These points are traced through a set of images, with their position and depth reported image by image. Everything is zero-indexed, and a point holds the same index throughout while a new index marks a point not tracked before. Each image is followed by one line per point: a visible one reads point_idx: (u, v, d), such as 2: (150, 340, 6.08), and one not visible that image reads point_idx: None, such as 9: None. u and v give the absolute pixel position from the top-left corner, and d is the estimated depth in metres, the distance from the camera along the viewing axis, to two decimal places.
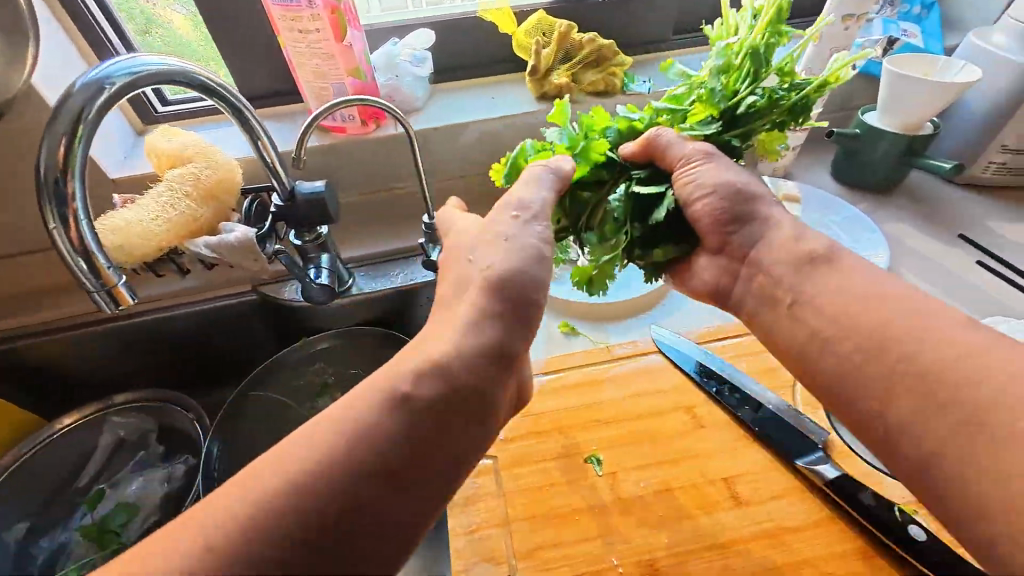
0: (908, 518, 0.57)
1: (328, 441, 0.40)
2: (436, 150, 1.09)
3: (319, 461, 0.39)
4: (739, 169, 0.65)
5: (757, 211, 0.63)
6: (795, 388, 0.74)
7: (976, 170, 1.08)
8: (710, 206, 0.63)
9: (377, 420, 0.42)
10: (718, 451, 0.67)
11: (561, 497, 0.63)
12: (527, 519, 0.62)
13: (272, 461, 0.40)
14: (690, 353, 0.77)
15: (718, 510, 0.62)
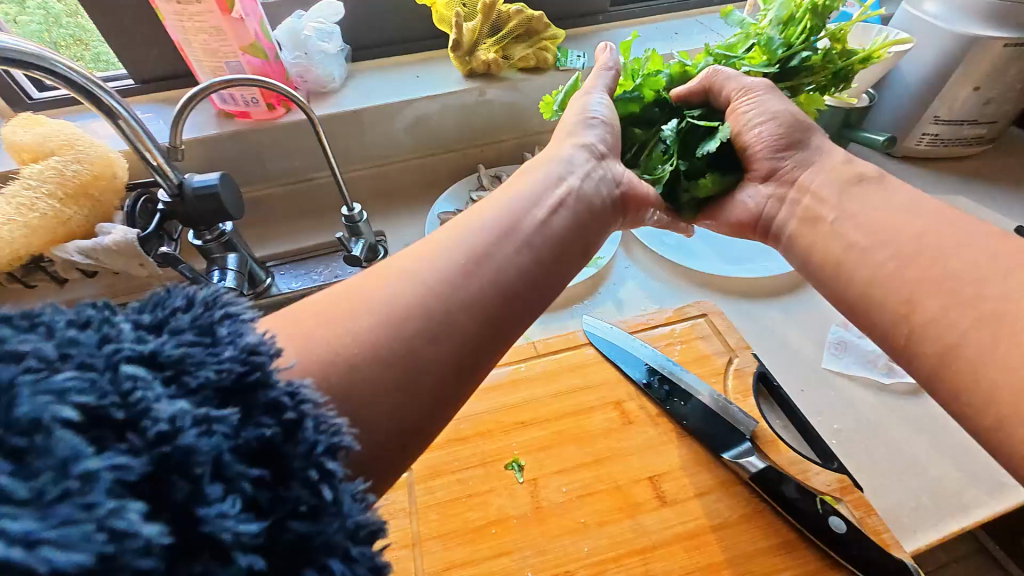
0: (828, 509, 0.54)
1: (417, 278, 0.40)
2: (356, 135, 1.01)
3: (414, 292, 0.39)
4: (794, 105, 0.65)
5: (806, 137, 0.61)
6: (726, 376, 0.72)
7: (911, 142, 1.06)
8: (766, 132, 0.61)
9: (465, 265, 0.42)
10: (645, 447, 0.64)
11: (478, 507, 0.59)
12: (441, 535, 0.58)
13: (366, 287, 0.39)
14: (620, 346, 0.74)
15: (642, 513, 0.58)
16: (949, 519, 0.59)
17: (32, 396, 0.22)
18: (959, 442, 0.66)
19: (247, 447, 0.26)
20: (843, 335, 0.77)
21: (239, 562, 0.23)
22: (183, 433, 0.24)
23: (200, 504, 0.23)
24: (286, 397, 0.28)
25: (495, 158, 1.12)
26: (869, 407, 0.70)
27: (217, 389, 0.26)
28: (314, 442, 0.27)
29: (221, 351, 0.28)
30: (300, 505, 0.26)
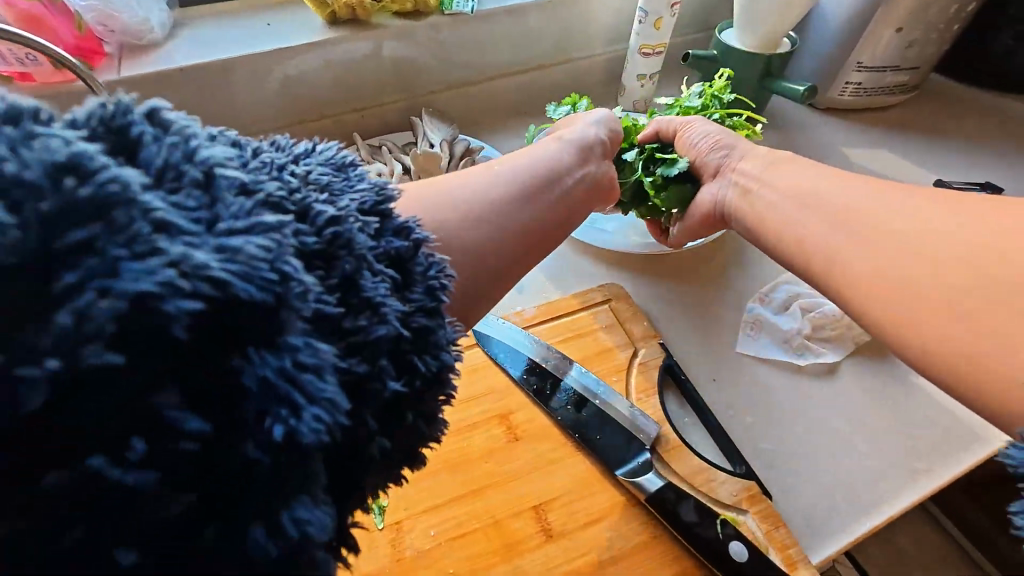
0: (729, 532, 0.48)
1: (509, 178, 0.45)
2: (192, 101, 0.80)
3: (474, 204, 0.42)
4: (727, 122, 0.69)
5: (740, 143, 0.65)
6: (629, 372, 0.62)
7: (834, 93, 0.98)
8: (702, 145, 0.67)
9: (529, 175, 0.46)
10: (531, 468, 0.54)
11: None
12: None
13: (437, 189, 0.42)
14: (508, 345, 0.62)
15: (523, 552, 0.49)
16: (858, 520, 0.54)
17: (211, 156, 0.27)
18: (878, 427, 0.60)
19: (383, 253, 0.32)
20: (758, 312, 0.69)
21: (390, 324, 0.29)
22: (347, 224, 0.30)
23: (362, 279, 0.30)
24: (410, 225, 0.34)
25: (381, 124, 0.94)
26: (782, 396, 0.63)
27: (362, 207, 0.32)
28: (430, 262, 0.33)
29: (355, 183, 0.33)
30: (417, 306, 0.32)
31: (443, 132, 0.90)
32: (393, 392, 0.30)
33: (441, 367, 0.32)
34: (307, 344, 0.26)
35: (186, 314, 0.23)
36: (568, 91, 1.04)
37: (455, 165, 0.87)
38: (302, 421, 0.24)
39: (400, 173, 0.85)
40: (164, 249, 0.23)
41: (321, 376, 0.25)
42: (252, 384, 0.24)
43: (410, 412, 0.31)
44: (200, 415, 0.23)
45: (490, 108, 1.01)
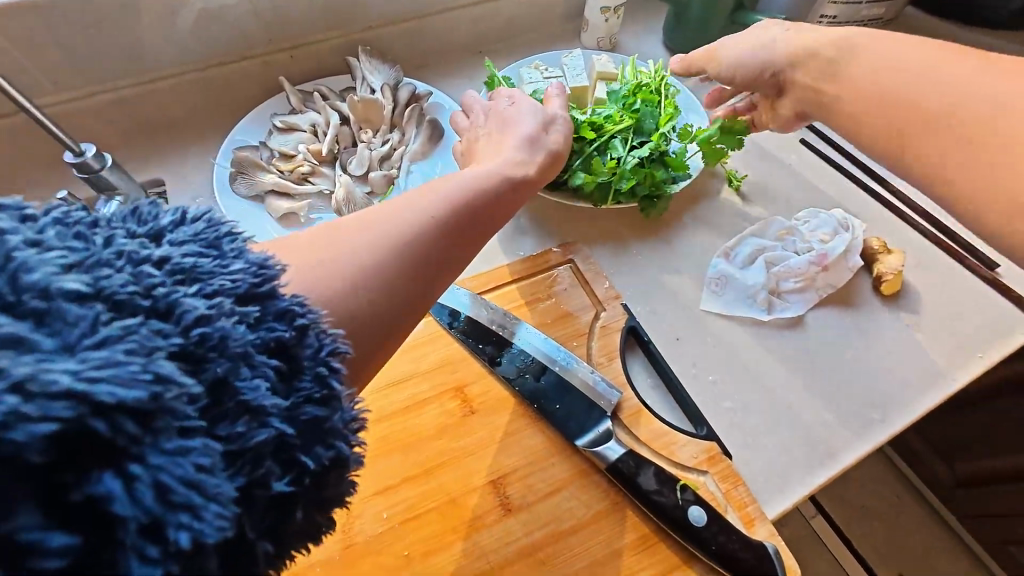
0: (689, 498, 0.47)
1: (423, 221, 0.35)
2: (78, 42, 0.67)
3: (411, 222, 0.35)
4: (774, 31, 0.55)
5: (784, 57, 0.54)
6: (591, 335, 0.59)
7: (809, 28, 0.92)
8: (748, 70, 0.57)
9: (466, 202, 0.39)
10: (488, 443, 0.52)
11: None
12: None
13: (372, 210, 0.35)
14: (463, 313, 0.57)
15: (480, 529, 0.48)
16: (816, 470, 0.55)
17: (41, 269, 0.22)
18: (837, 381, 0.60)
19: (263, 343, 0.26)
20: (723, 269, 0.66)
21: (272, 425, 0.25)
22: (218, 319, 0.25)
23: (235, 380, 0.25)
24: (297, 306, 0.28)
25: (316, 66, 0.83)
26: (746, 353, 0.61)
27: (235, 297, 0.26)
28: (325, 342, 0.28)
29: (230, 261, 0.27)
30: (305, 398, 0.27)
31: (385, 75, 0.80)
32: (279, 492, 0.25)
33: (336, 457, 0.27)
34: (202, 444, 0.23)
35: (41, 439, 0.20)
36: (526, 26, 0.94)
37: (399, 113, 0.78)
38: (206, 523, 0.22)
39: (337, 124, 0.76)
40: (5, 370, 0.19)
41: (216, 474, 0.23)
42: (128, 510, 0.21)
43: (299, 509, 0.26)
44: (68, 527, 0.20)
45: (440, 45, 0.90)
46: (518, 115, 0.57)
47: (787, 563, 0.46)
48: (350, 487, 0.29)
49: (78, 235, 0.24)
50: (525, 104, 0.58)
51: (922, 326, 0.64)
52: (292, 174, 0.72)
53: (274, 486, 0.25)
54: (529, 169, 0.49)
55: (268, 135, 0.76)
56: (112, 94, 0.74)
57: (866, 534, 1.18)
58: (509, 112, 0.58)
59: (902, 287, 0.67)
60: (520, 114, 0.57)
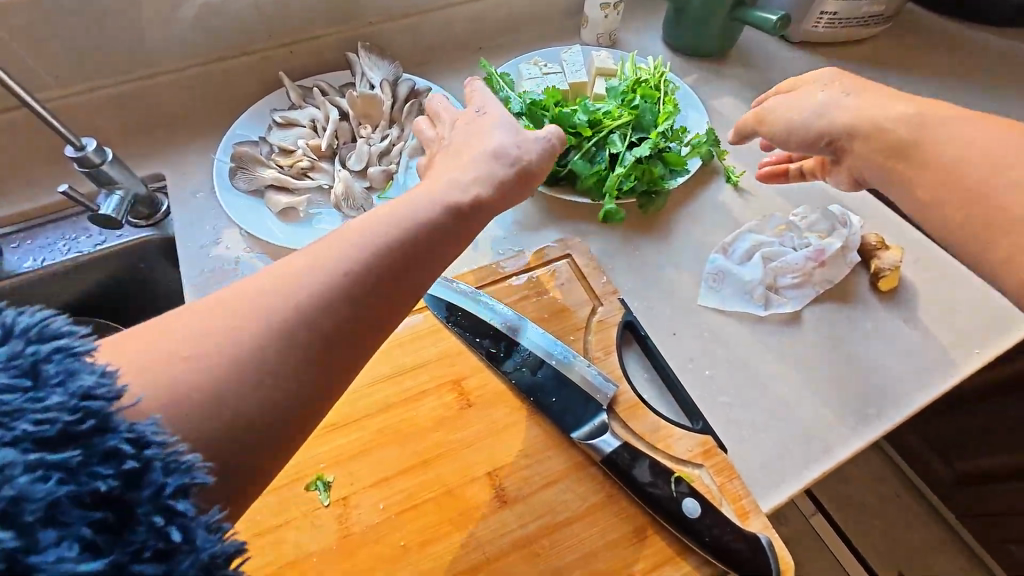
0: (683, 490, 0.47)
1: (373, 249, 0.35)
2: (80, 36, 0.68)
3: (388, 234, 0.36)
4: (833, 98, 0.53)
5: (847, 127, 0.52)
6: (589, 330, 0.59)
7: (809, 24, 0.92)
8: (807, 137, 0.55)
9: (446, 213, 0.40)
10: (484, 436, 0.52)
11: (300, 536, 0.47)
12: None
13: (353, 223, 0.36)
14: (461, 307, 0.57)
15: (477, 520, 0.48)
16: (810, 464, 0.55)
17: None
18: (832, 376, 0.60)
19: (80, 493, 0.24)
20: (721, 264, 0.66)
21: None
22: (8, 483, 0.23)
23: (32, 549, 0.23)
24: (128, 443, 0.26)
25: (316, 62, 0.83)
26: (742, 348, 0.62)
27: (42, 442, 0.25)
28: (162, 480, 0.26)
29: (47, 393, 0.25)
30: (138, 548, 0.25)
31: (385, 70, 0.80)
32: None
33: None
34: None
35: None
36: (526, 21, 0.94)
37: (399, 109, 0.79)
38: None
39: (337, 119, 0.76)
40: None
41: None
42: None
43: None
44: None
45: (440, 40, 0.90)
46: (484, 125, 0.52)
47: (781, 555, 0.46)
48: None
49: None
50: (496, 115, 0.53)
51: (920, 322, 0.64)
52: (291, 169, 0.72)
53: None
54: (469, 197, 0.43)
55: (268, 130, 0.76)
56: (113, 89, 0.74)
57: (865, 532, 1.18)
58: (479, 119, 0.53)
59: (900, 283, 0.67)
60: (487, 125, 0.52)
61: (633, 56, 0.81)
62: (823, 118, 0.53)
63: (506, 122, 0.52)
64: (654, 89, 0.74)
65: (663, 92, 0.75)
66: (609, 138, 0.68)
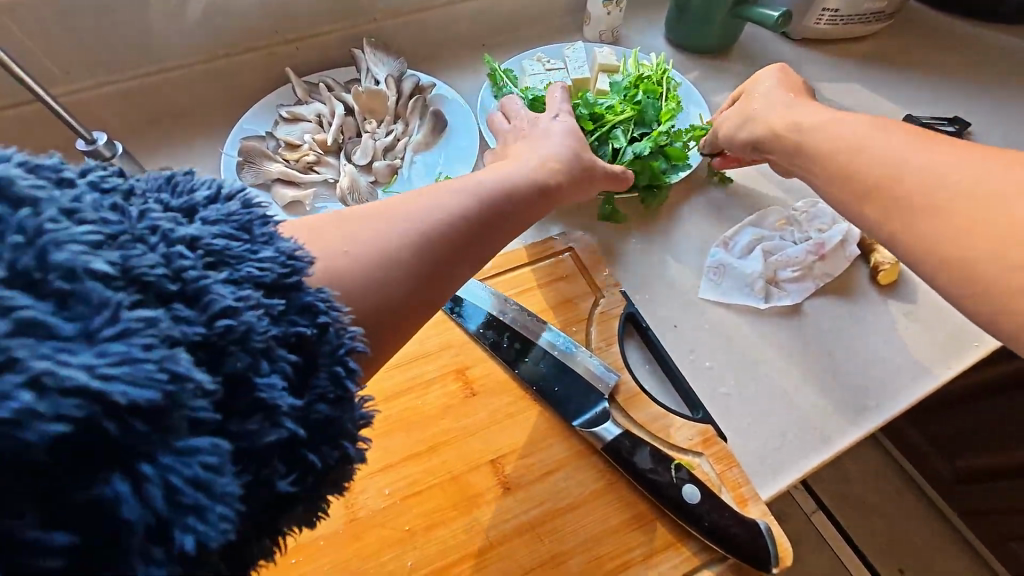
0: (683, 476, 0.48)
1: (379, 257, 0.34)
2: (92, 32, 0.69)
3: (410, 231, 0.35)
4: (778, 99, 0.59)
5: (780, 119, 0.57)
6: (590, 321, 0.60)
7: (811, 21, 0.93)
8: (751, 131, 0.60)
9: (466, 212, 0.39)
10: (487, 423, 0.53)
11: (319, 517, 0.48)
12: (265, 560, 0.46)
13: (373, 215, 0.36)
14: (465, 298, 0.58)
15: (479, 505, 0.49)
16: (809, 454, 0.56)
17: (71, 248, 0.23)
18: (833, 367, 0.61)
19: (285, 337, 0.27)
20: (722, 258, 0.67)
21: (284, 425, 0.26)
22: (244, 312, 0.26)
23: (255, 374, 0.26)
24: (321, 303, 0.29)
25: (321, 58, 0.84)
26: (742, 341, 0.62)
27: (261, 286, 0.27)
28: (343, 340, 0.29)
29: (258, 248, 0.29)
30: (320, 395, 0.28)
31: (390, 66, 0.81)
32: (284, 491, 0.27)
33: (342, 456, 0.29)
34: (209, 444, 0.24)
35: (50, 439, 0.21)
36: (529, 20, 0.94)
37: (404, 104, 0.79)
38: (208, 525, 0.23)
39: (342, 114, 0.77)
40: (23, 362, 0.21)
41: (223, 474, 0.24)
42: (135, 513, 0.22)
43: (299, 505, 0.28)
44: (70, 526, 0.21)
45: (444, 37, 0.90)
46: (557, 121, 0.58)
47: (778, 541, 0.47)
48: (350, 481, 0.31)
49: (116, 205, 0.26)
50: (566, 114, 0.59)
51: (919, 315, 0.65)
52: (297, 163, 0.73)
53: (279, 481, 0.26)
54: (541, 176, 0.48)
55: (274, 125, 0.77)
56: (124, 84, 0.76)
57: (866, 531, 1.18)
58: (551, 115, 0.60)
59: (900, 277, 0.67)
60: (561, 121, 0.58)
61: (637, 54, 0.82)
62: (760, 120, 0.59)
63: (573, 125, 0.57)
64: (657, 85, 0.74)
65: (666, 89, 0.75)
66: (610, 134, 0.69)
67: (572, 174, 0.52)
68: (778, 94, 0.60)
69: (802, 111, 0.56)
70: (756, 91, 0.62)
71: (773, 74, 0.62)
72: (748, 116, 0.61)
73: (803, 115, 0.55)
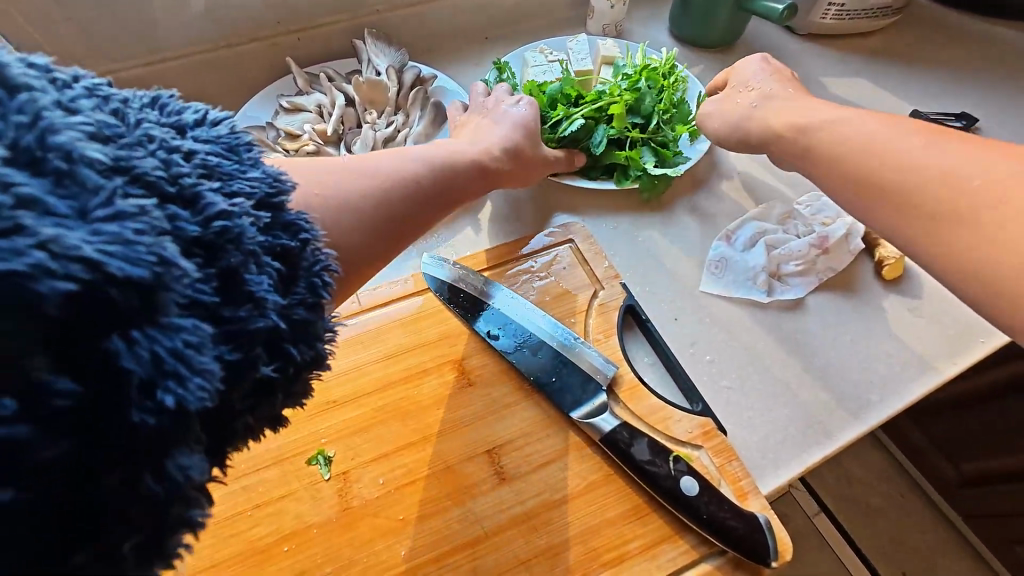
0: (682, 469, 0.47)
1: (342, 210, 0.35)
2: (93, 21, 0.69)
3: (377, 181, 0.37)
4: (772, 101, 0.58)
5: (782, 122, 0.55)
6: (588, 314, 0.59)
7: (817, 16, 0.92)
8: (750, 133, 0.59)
9: (434, 172, 0.42)
10: (484, 414, 0.52)
11: (313, 507, 0.47)
12: (258, 554, 0.45)
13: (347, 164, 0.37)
14: (462, 287, 0.58)
15: (475, 495, 0.48)
16: (811, 448, 0.55)
17: (67, 133, 0.22)
18: (837, 363, 0.60)
19: (268, 247, 0.28)
20: (723, 252, 0.66)
21: (269, 317, 0.27)
22: (236, 216, 0.27)
23: (244, 271, 0.26)
24: (302, 221, 0.30)
25: (322, 49, 0.84)
26: (743, 333, 0.62)
27: (251, 201, 0.28)
28: (320, 258, 0.30)
29: (248, 168, 0.29)
30: (299, 300, 0.29)
31: (391, 57, 0.80)
32: (265, 376, 0.27)
33: (316, 356, 0.30)
34: (193, 325, 0.23)
35: (61, 296, 0.20)
36: (531, 14, 0.94)
37: (405, 95, 0.79)
38: (192, 390, 0.23)
39: (343, 105, 0.77)
40: (29, 229, 0.20)
41: (205, 352, 0.24)
42: (133, 365, 0.22)
43: (278, 395, 0.29)
44: (75, 377, 0.21)
45: (446, 31, 0.90)
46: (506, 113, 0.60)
47: (778, 535, 0.46)
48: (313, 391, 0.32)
49: (112, 111, 0.26)
50: (523, 102, 0.61)
51: (925, 310, 0.64)
52: (298, 153, 0.73)
53: (263, 369, 0.27)
54: (496, 160, 0.52)
55: (275, 115, 0.77)
56: (122, 74, 0.75)
57: (868, 534, 1.17)
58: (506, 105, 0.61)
59: (904, 271, 0.66)
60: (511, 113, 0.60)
61: (643, 49, 0.81)
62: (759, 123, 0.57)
63: (527, 115, 0.60)
64: (660, 75, 0.73)
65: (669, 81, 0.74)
66: (601, 119, 0.69)
67: (512, 161, 0.55)
68: (774, 92, 0.59)
69: (799, 111, 0.55)
70: (748, 84, 0.62)
71: (763, 67, 0.63)
72: (749, 117, 0.59)
73: (803, 115, 0.54)
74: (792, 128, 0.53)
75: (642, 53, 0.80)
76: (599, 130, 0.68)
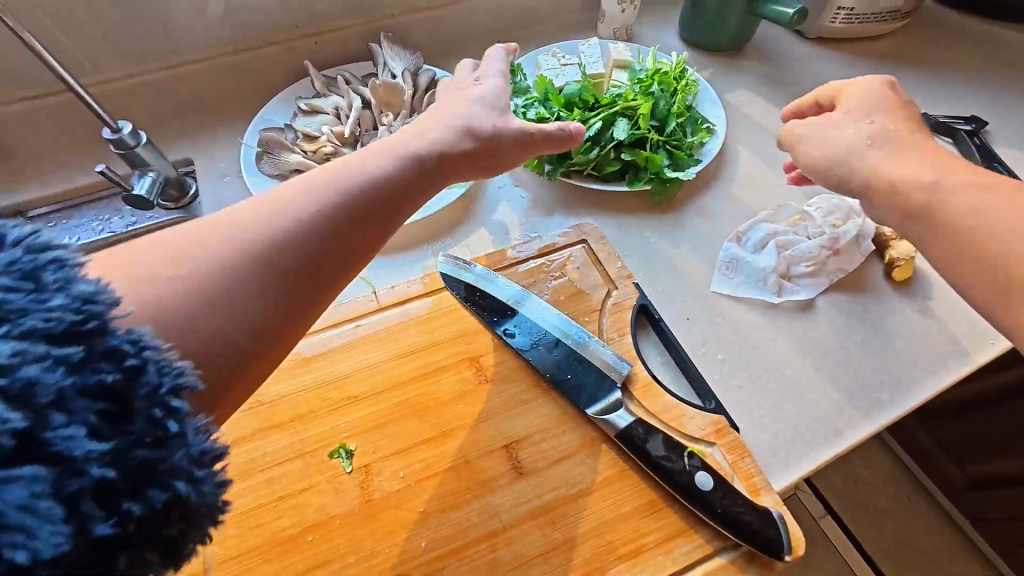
0: (696, 464, 0.49)
1: (255, 258, 0.33)
2: (119, 26, 0.72)
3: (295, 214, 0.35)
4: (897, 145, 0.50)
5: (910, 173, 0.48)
6: (603, 313, 0.60)
7: (826, 20, 0.93)
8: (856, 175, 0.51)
9: (364, 187, 0.39)
10: (500, 410, 0.53)
11: (335, 498, 0.49)
12: (280, 545, 0.46)
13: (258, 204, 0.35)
14: (478, 286, 0.59)
15: (494, 489, 0.49)
16: (821, 447, 0.55)
17: None
18: (847, 363, 0.61)
19: (88, 387, 0.25)
20: (734, 253, 0.67)
21: (89, 471, 0.24)
22: (26, 366, 0.24)
23: (43, 428, 0.23)
24: (128, 345, 0.26)
25: (338, 53, 0.85)
26: (754, 333, 0.62)
27: (53, 338, 0.25)
28: (158, 380, 0.27)
29: (50, 297, 0.26)
30: (139, 437, 0.26)
31: (406, 61, 0.82)
32: (103, 534, 0.24)
33: (175, 497, 0.27)
34: (15, 480, 0.22)
35: None
36: (543, 18, 0.95)
37: (420, 98, 0.80)
38: (38, 537, 0.22)
39: (359, 108, 0.78)
40: None
41: (35, 507, 0.22)
42: None
43: (126, 552, 0.25)
44: None
45: (459, 34, 0.91)
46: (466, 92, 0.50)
47: (791, 531, 0.47)
48: (198, 525, 0.28)
49: None
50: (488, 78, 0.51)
51: (934, 312, 0.65)
52: (315, 154, 0.74)
53: (94, 528, 0.24)
54: (439, 152, 0.44)
55: (293, 116, 0.78)
56: (145, 77, 0.77)
57: (875, 536, 1.17)
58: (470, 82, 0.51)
59: (914, 273, 0.67)
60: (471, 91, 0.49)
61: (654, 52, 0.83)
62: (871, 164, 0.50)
63: (490, 93, 0.49)
64: (673, 77, 0.75)
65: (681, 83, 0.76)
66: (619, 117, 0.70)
67: (463, 152, 0.45)
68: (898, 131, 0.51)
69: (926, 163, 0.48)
70: (870, 115, 0.53)
71: (887, 96, 0.54)
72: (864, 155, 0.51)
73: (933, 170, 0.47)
74: (915, 196, 0.47)
75: (654, 56, 0.81)
76: (618, 127, 0.68)
